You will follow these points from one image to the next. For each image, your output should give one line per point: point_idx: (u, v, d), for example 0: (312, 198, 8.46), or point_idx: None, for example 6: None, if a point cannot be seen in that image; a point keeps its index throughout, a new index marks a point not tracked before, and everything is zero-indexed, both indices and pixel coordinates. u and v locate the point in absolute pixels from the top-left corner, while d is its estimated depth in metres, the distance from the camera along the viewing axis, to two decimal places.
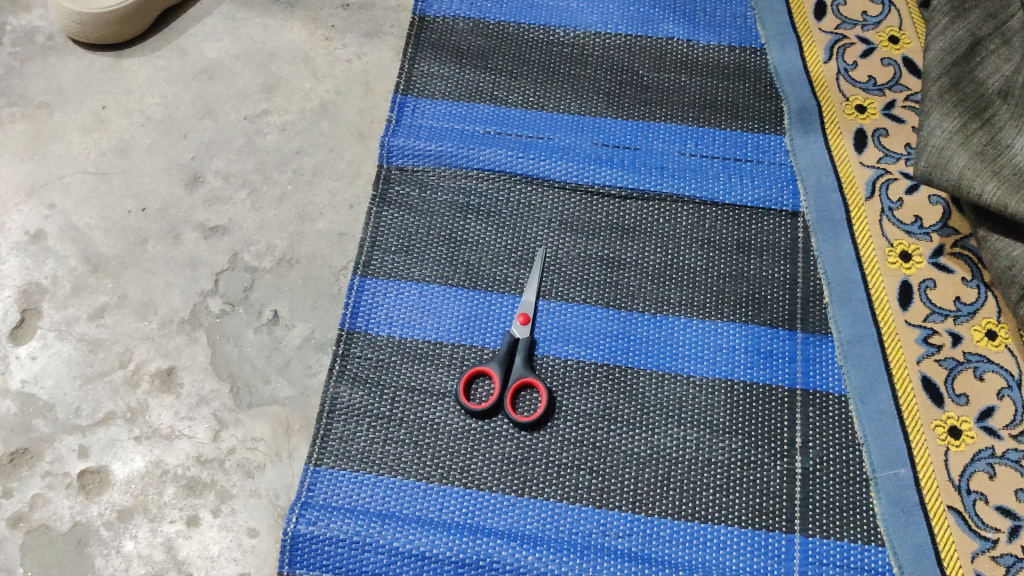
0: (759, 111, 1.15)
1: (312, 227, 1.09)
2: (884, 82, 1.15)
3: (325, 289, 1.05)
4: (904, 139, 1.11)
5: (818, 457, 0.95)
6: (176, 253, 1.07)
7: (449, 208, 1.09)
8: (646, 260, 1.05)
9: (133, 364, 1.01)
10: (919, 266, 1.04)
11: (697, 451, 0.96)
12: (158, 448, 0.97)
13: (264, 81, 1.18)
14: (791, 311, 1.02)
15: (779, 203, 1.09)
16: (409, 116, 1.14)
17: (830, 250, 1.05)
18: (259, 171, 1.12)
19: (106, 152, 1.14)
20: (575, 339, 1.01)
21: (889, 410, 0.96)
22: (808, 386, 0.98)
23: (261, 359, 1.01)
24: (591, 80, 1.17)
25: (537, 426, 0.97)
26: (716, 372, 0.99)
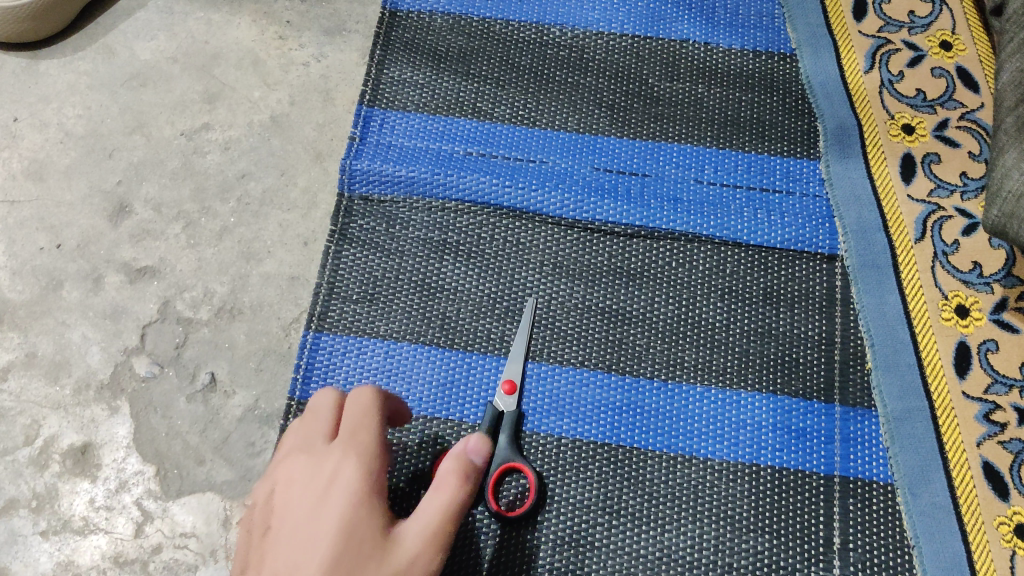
0: (790, 131, 0.98)
1: (259, 269, 0.91)
2: (936, 97, 0.97)
3: (272, 348, 0.88)
4: (960, 167, 0.94)
5: (860, 562, 0.79)
6: (96, 301, 0.90)
7: (422, 247, 0.91)
8: (655, 313, 0.89)
9: (41, 440, 0.84)
10: (978, 323, 0.87)
11: (715, 553, 0.80)
12: (69, 546, 0.81)
13: (206, 89, 1.00)
14: (828, 379, 0.86)
15: (814, 243, 0.92)
16: (376, 133, 0.97)
17: (874, 304, 0.88)
18: (196, 199, 0.95)
19: (17, 175, 0.96)
20: (570, 412, 0.85)
21: (944, 504, 0.81)
22: (848, 473, 0.82)
23: (195, 434, 0.84)
24: (591, 90, 1.00)
25: (522, 525, 0.81)
26: (738, 455, 0.83)
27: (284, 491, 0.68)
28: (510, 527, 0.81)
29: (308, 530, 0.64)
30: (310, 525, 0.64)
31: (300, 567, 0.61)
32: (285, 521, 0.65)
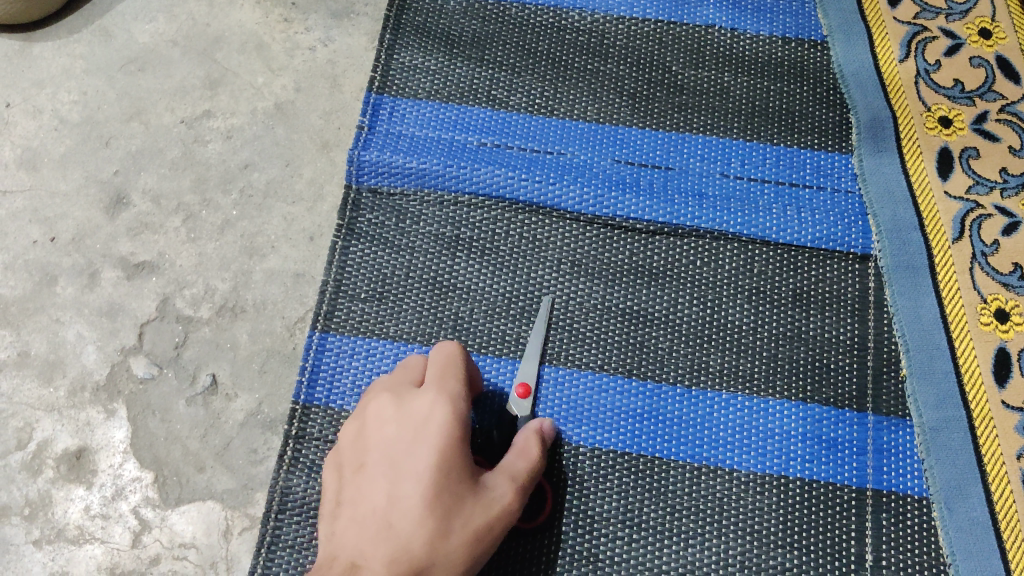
0: (821, 122, 0.93)
1: (262, 265, 0.87)
2: (974, 88, 0.93)
3: (276, 348, 0.84)
4: (1000, 163, 0.89)
5: None
6: (92, 298, 0.86)
7: (434, 243, 0.87)
8: (678, 315, 0.85)
9: (34, 444, 0.80)
10: (1018, 329, 0.83)
11: (740, 570, 0.76)
12: (64, 556, 0.77)
13: (207, 74, 0.96)
14: (860, 386, 0.82)
15: (846, 242, 0.87)
16: (385, 122, 0.92)
17: (910, 307, 0.84)
18: (197, 190, 0.90)
19: (9, 164, 0.92)
20: (589, 418, 0.81)
21: (981, 521, 0.77)
22: (881, 486, 0.78)
23: (194, 439, 0.80)
24: (611, 78, 0.95)
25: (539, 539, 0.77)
26: (766, 466, 0.79)
27: (375, 431, 0.70)
28: (522, 537, 0.77)
29: (402, 466, 0.67)
30: (403, 463, 0.67)
31: (396, 507, 0.64)
32: (380, 456, 0.68)
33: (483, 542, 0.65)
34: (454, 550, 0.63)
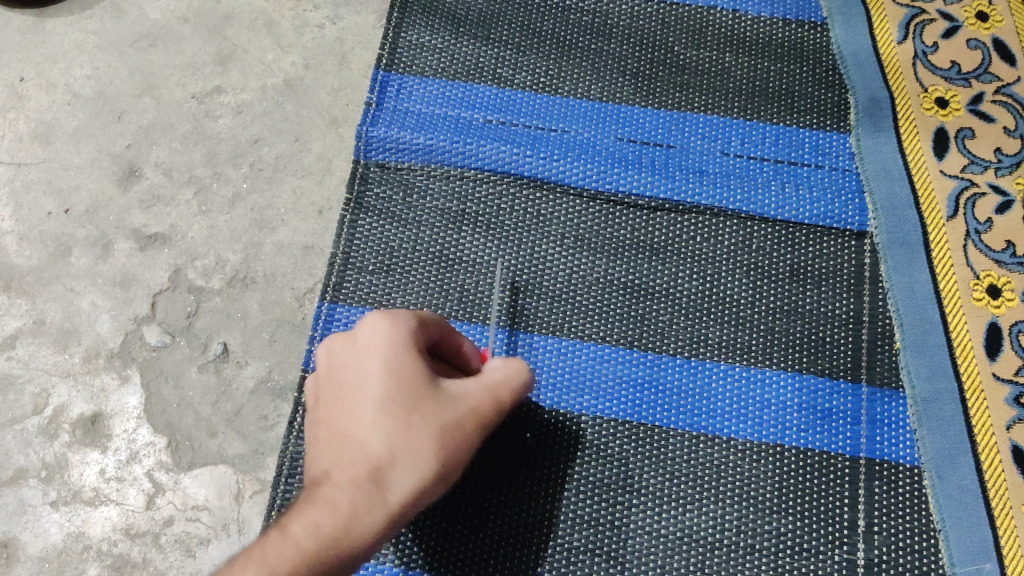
0: (819, 102, 0.95)
1: (272, 237, 0.89)
2: (970, 70, 0.95)
3: (286, 318, 0.86)
4: (995, 143, 0.91)
5: (885, 546, 0.78)
6: (105, 268, 0.88)
7: (440, 217, 0.89)
8: (678, 288, 0.87)
9: (51, 409, 0.82)
10: (1010, 304, 0.85)
11: (737, 535, 0.79)
12: (80, 517, 0.79)
13: (218, 51, 0.97)
14: (854, 358, 0.84)
15: (843, 219, 0.89)
16: (393, 99, 0.94)
17: (904, 282, 0.86)
18: (208, 165, 0.92)
19: (23, 137, 0.93)
20: (590, 388, 0.83)
21: (971, 489, 0.79)
22: (874, 455, 0.81)
23: (206, 405, 0.83)
24: (615, 58, 0.97)
25: (542, 506, 0.79)
26: (763, 435, 0.81)
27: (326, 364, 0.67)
28: (525, 504, 0.79)
29: (355, 381, 0.64)
30: (358, 381, 0.64)
31: (355, 421, 0.62)
32: (334, 380, 0.65)
33: (451, 443, 0.62)
34: (421, 450, 0.61)
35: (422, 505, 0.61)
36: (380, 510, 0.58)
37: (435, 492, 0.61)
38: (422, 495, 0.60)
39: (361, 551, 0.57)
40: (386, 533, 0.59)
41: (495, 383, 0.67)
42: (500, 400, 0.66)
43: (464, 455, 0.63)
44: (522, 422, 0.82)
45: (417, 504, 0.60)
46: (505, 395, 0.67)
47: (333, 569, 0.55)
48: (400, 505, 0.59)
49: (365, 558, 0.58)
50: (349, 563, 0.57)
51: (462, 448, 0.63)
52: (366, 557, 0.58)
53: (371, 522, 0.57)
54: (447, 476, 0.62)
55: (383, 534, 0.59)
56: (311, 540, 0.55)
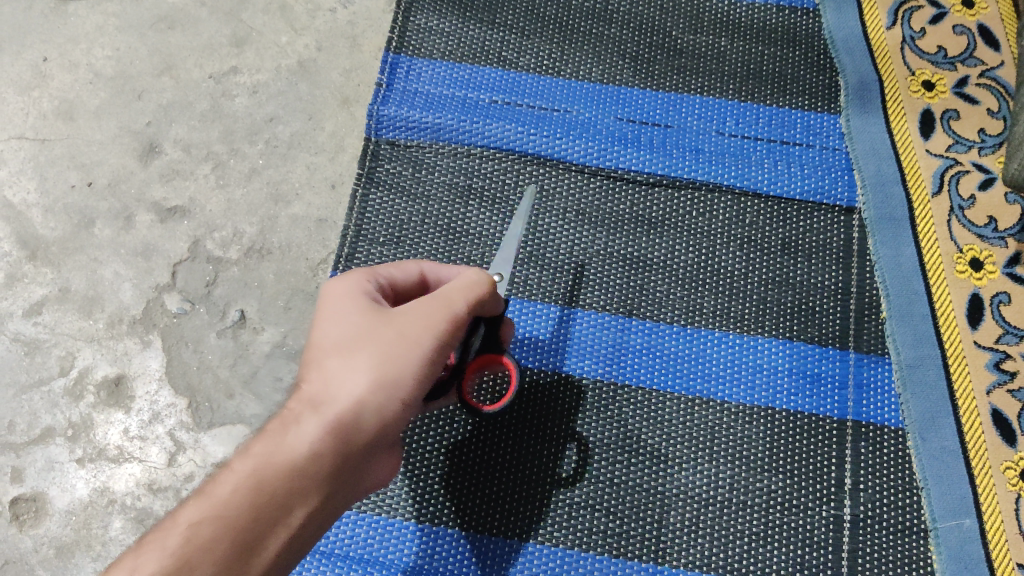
0: (811, 85, 0.99)
1: (287, 210, 0.93)
2: (957, 54, 0.99)
3: (300, 287, 0.90)
4: (979, 124, 0.95)
5: (869, 503, 0.82)
6: (127, 239, 0.91)
7: (448, 192, 0.93)
8: (675, 259, 0.91)
9: (76, 372, 0.86)
10: (991, 276, 0.89)
11: (730, 491, 0.83)
12: (105, 473, 0.83)
13: (234, 32, 1.01)
14: (842, 326, 0.88)
15: (833, 195, 0.93)
16: (402, 80, 0.98)
17: (890, 255, 0.90)
18: (225, 141, 0.96)
19: (47, 115, 0.97)
20: (590, 353, 0.87)
21: (952, 449, 0.83)
22: (861, 418, 0.85)
23: (225, 369, 0.87)
24: (615, 42, 1.01)
25: (553, 468, 0.84)
26: (755, 398, 0.85)
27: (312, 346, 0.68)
28: (537, 466, 0.84)
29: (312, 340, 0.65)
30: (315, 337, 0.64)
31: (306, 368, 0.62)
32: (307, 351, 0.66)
33: (391, 352, 0.60)
34: (358, 370, 0.59)
35: (379, 423, 0.58)
36: (314, 426, 0.57)
37: (387, 402, 0.59)
38: (370, 407, 0.58)
39: (302, 467, 0.55)
40: (333, 448, 0.56)
41: (448, 294, 0.63)
42: (452, 307, 0.62)
43: (415, 365, 0.60)
44: (533, 388, 0.86)
45: (366, 419, 0.58)
46: (460, 306, 0.63)
47: (274, 492, 0.54)
48: (339, 418, 0.57)
49: (320, 478, 0.56)
50: (299, 485, 0.55)
51: (407, 356, 0.60)
52: (320, 478, 0.56)
53: (303, 438, 0.56)
54: (394, 383, 0.59)
55: (331, 449, 0.56)
56: (246, 473, 0.55)
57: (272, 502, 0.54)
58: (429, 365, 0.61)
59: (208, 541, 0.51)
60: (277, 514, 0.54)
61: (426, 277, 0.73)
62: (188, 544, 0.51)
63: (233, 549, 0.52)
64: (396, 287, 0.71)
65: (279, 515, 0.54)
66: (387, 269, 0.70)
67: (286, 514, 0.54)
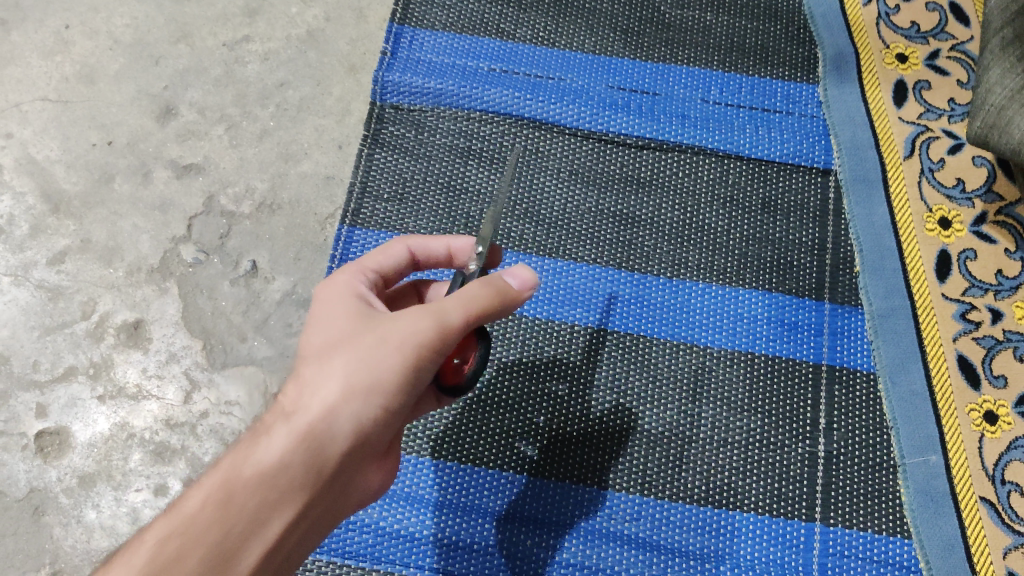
0: (791, 57, 1.05)
1: (297, 168, 0.99)
2: (929, 29, 1.04)
3: (309, 239, 0.95)
4: (949, 94, 1.01)
5: (843, 440, 0.88)
6: (145, 194, 0.97)
7: (448, 152, 0.99)
8: (663, 217, 0.96)
9: (97, 316, 0.92)
10: (959, 234, 0.95)
11: (712, 429, 0.88)
12: (125, 409, 0.88)
13: (246, 4, 1.07)
14: (818, 279, 0.94)
15: (810, 158, 0.99)
16: (406, 49, 1.03)
17: (864, 214, 0.96)
18: (238, 104, 1.02)
19: (69, 78, 1.02)
20: (583, 302, 0.93)
21: (920, 391, 0.89)
22: (835, 362, 0.90)
23: (238, 314, 0.92)
24: (607, 15, 1.06)
25: (585, 428, 0.88)
26: (736, 343, 0.91)
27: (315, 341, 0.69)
28: (572, 425, 0.88)
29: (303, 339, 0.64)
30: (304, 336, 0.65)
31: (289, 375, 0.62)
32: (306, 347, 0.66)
33: (369, 358, 0.59)
34: (332, 380, 0.59)
35: (355, 430, 0.59)
36: (284, 439, 0.58)
37: (363, 411, 0.59)
38: (344, 415, 0.59)
39: (273, 478, 0.57)
40: (302, 458, 0.57)
41: (441, 301, 0.60)
42: (441, 309, 0.59)
43: (394, 368, 0.59)
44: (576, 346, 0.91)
45: (341, 428, 0.58)
46: (452, 313, 0.59)
47: (246, 506, 0.56)
48: (310, 431, 0.58)
49: (292, 488, 0.57)
50: (271, 497, 0.57)
51: (386, 360, 0.59)
52: (292, 489, 0.57)
53: (273, 449, 0.57)
54: (369, 391, 0.59)
55: (301, 459, 0.58)
56: (217, 484, 0.57)
57: (244, 516, 0.56)
58: (414, 369, 0.59)
59: (178, 558, 0.54)
60: (249, 529, 0.57)
61: (414, 255, 0.74)
62: (153, 565, 0.54)
63: (201, 565, 0.55)
64: (386, 273, 0.73)
65: (252, 528, 0.56)
66: (374, 258, 0.72)
67: (263, 527, 0.57)
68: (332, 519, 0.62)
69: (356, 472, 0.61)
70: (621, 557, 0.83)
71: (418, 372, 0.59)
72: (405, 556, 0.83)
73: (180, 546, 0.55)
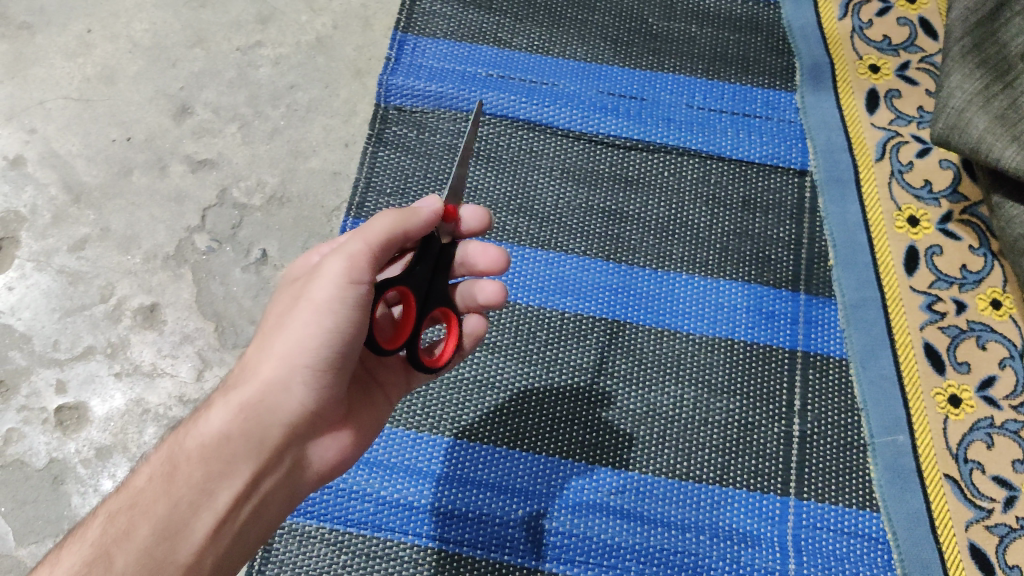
0: (771, 67, 1.12)
1: (305, 164, 1.05)
2: (900, 42, 1.11)
3: (316, 230, 1.01)
4: (918, 102, 1.07)
5: (817, 420, 0.93)
6: (162, 186, 1.03)
7: (447, 151, 1.05)
8: (648, 213, 1.03)
9: (115, 299, 0.97)
10: (926, 231, 1.01)
11: (694, 408, 0.94)
12: (140, 386, 0.94)
13: (259, 12, 1.14)
14: (795, 271, 1.00)
15: (787, 160, 1.06)
16: (409, 55, 1.10)
17: (838, 212, 1.03)
18: (251, 104, 1.08)
19: (90, 79, 1.09)
20: (575, 291, 0.98)
21: (889, 375, 0.94)
22: (809, 348, 0.96)
23: (248, 299, 0.98)
24: (598, 26, 1.13)
25: (574, 407, 0.93)
26: (716, 330, 0.97)
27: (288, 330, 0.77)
28: (564, 404, 0.93)
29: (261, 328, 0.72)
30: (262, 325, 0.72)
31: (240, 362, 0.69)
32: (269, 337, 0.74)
33: (291, 329, 0.65)
34: (264, 356, 0.66)
35: (289, 397, 0.65)
36: (221, 414, 0.64)
37: (289, 379, 0.64)
38: (276, 385, 0.65)
39: (212, 450, 0.63)
40: (239, 428, 0.64)
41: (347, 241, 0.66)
42: (349, 249, 0.65)
43: (314, 325, 0.64)
44: (567, 331, 0.97)
45: (274, 399, 0.65)
46: (353, 242, 0.65)
47: (191, 477, 0.63)
48: (244, 404, 0.64)
49: (231, 458, 0.63)
50: (215, 471, 0.63)
51: (305, 320, 0.64)
52: (234, 460, 0.63)
53: (211, 425, 0.64)
54: (292, 354, 0.64)
55: (238, 429, 0.64)
56: (164, 460, 0.64)
57: (191, 487, 0.63)
58: (333, 318, 0.64)
59: (129, 531, 0.61)
60: (198, 500, 0.63)
61: None
62: (107, 538, 0.61)
63: (153, 536, 0.61)
64: None
65: (200, 499, 0.62)
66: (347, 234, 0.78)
67: (209, 498, 0.63)
68: (286, 489, 0.67)
69: (302, 438, 0.67)
70: (606, 526, 0.89)
71: (339, 322, 0.64)
72: (404, 524, 0.88)
73: (130, 520, 0.61)
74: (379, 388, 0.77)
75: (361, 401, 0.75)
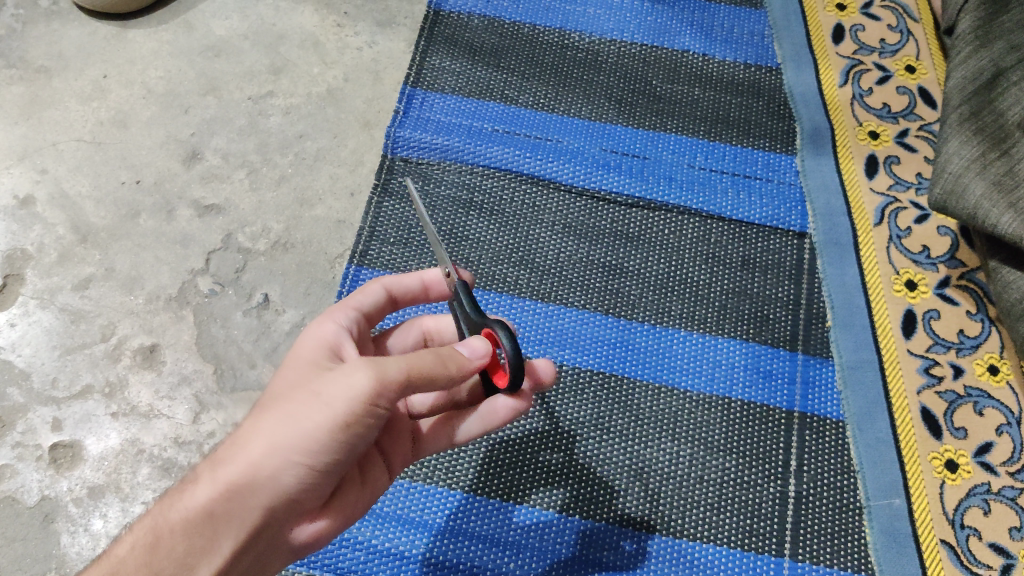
0: (772, 130, 1.14)
1: (311, 212, 1.06)
2: (899, 110, 1.14)
3: (319, 277, 1.02)
4: (916, 168, 1.09)
5: (813, 481, 0.93)
6: (168, 229, 1.04)
7: (450, 203, 1.06)
8: (648, 269, 1.04)
9: (115, 338, 0.98)
10: (924, 295, 1.02)
11: (689, 467, 0.93)
12: (136, 426, 0.93)
13: (272, 63, 1.17)
14: (793, 332, 1.01)
15: (786, 222, 1.08)
16: (417, 108, 1.12)
17: (836, 274, 1.04)
18: (260, 152, 1.10)
19: (104, 122, 1.11)
20: (573, 344, 0.99)
21: (887, 439, 0.94)
22: (806, 409, 0.96)
23: (249, 343, 0.99)
24: (603, 86, 1.16)
25: (569, 458, 0.93)
26: (713, 388, 0.97)
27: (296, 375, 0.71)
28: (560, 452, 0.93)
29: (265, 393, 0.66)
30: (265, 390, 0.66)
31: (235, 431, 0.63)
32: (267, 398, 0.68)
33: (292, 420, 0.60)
34: (259, 441, 0.61)
35: (278, 488, 0.60)
36: (208, 489, 0.60)
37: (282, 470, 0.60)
38: (267, 473, 0.60)
39: (197, 525, 0.59)
40: (225, 507, 0.59)
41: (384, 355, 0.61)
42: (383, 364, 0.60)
43: (317, 426, 0.60)
44: (566, 383, 0.97)
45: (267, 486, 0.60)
46: (392, 366, 0.60)
47: (172, 550, 0.58)
48: (234, 483, 0.60)
49: (213, 534, 0.59)
50: (198, 544, 0.59)
51: (314, 419, 0.60)
52: (216, 536, 0.59)
53: (196, 497, 0.60)
54: (288, 449, 0.60)
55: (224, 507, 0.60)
56: (146, 531, 0.59)
57: (172, 559, 0.58)
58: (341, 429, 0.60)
59: None
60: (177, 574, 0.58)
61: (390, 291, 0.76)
62: None
63: None
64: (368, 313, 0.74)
65: (179, 573, 0.58)
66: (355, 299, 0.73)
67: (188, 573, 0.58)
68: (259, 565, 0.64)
69: (285, 524, 0.63)
70: None
71: (345, 432, 0.60)
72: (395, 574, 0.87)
73: None
74: (379, 457, 0.73)
75: (353, 480, 0.69)
